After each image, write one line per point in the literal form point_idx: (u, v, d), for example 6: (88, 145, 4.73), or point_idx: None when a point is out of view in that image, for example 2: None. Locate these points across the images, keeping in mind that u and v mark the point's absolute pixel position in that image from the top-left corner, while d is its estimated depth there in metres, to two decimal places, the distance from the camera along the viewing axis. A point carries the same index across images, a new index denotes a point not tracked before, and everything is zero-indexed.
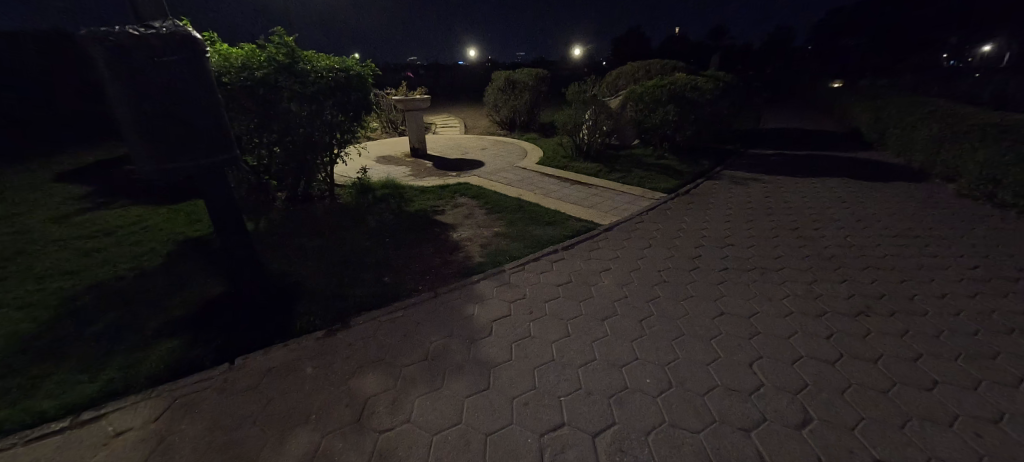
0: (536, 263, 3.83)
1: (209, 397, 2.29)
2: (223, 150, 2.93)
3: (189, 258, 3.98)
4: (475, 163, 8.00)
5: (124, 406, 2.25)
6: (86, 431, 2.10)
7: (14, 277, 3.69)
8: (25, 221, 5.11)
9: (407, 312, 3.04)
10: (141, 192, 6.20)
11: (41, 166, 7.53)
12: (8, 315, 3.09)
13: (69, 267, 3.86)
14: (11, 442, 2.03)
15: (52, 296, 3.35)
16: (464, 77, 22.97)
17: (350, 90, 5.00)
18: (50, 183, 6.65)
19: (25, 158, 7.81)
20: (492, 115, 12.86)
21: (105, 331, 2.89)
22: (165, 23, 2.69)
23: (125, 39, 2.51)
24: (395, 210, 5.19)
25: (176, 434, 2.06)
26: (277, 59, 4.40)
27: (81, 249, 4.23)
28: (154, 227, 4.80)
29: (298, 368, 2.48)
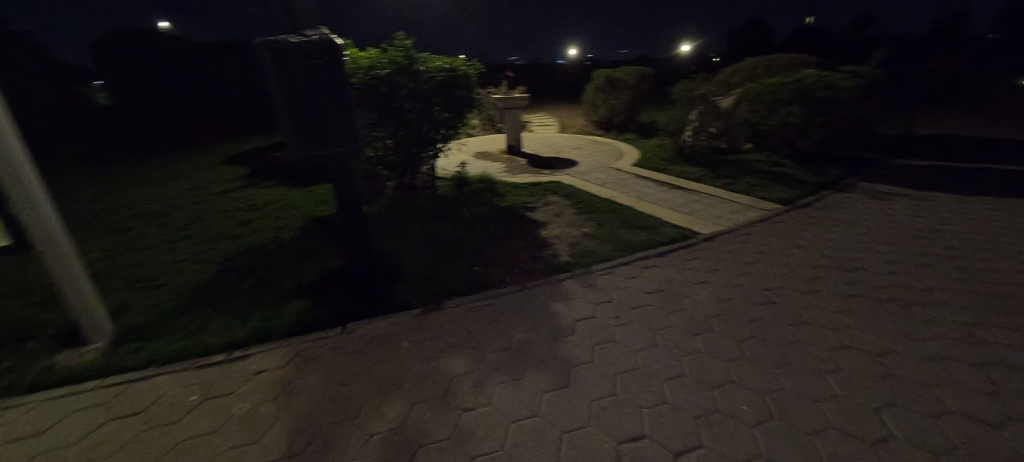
0: (624, 267, 3.71)
1: (325, 353, 2.66)
2: (352, 141, 3.34)
3: (316, 233, 4.63)
4: (568, 162, 8.00)
5: (264, 350, 2.72)
6: (236, 365, 2.59)
7: (195, 237, 4.67)
8: (203, 194, 6.41)
9: (495, 302, 3.17)
10: (284, 176, 7.34)
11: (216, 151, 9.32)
12: (189, 267, 3.94)
13: (231, 232, 4.76)
14: (187, 366, 2.60)
15: (219, 255, 4.17)
16: (561, 77, 23.03)
17: (455, 88, 5.36)
18: (222, 165, 8.23)
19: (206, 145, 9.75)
20: (588, 114, 12.70)
21: (253, 287, 3.52)
22: (316, 32, 3.17)
23: (287, 45, 3.00)
24: (489, 204, 5.43)
25: (298, 381, 2.43)
26: (397, 61, 4.88)
27: (240, 219, 5.20)
28: (292, 205, 5.69)
29: (396, 340, 2.75)
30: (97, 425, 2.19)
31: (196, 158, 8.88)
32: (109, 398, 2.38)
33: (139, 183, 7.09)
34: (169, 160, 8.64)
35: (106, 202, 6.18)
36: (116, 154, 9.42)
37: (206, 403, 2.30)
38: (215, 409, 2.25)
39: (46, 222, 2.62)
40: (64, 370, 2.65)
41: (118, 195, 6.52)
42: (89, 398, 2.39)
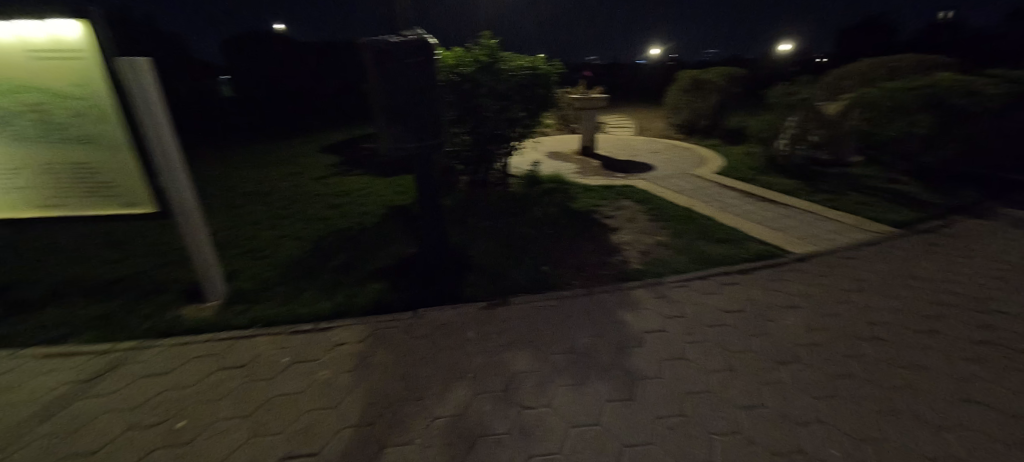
0: (700, 281, 3.48)
1: (397, 334, 2.83)
2: (435, 136, 3.49)
3: (394, 221, 4.95)
4: (644, 166, 7.69)
5: (344, 324, 2.97)
6: (321, 335, 2.86)
7: (294, 216, 5.23)
8: (302, 178, 7.16)
9: (560, 303, 3.14)
10: (370, 165, 7.95)
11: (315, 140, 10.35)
12: (288, 242, 4.43)
13: (322, 214, 5.27)
14: (281, 330, 2.93)
15: (312, 233, 4.64)
16: (642, 77, 22.20)
17: (533, 87, 5.41)
18: (318, 153, 9.13)
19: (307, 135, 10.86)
20: (668, 117, 12.10)
21: (338, 265, 3.86)
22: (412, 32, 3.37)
23: (385, 44, 3.22)
24: (559, 204, 5.40)
25: (373, 356, 2.61)
26: (480, 59, 5.04)
27: (331, 203, 5.73)
28: (375, 193, 6.14)
29: (463, 330, 2.85)
30: (210, 372, 2.59)
31: (299, 147, 9.95)
32: (220, 351, 2.78)
33: (253, 165, 8.14)
34: (277, 147, 9.77)
35: (227, 181, 7.18)
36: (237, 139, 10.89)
37: (294, 366, 2.58)
38: (301, 372, 2.52)
39: (182, 194, 3.09)
40: (189, 322, 3.14)
41: (236, 175, 7.54)
42: (205, 349, 2.81)
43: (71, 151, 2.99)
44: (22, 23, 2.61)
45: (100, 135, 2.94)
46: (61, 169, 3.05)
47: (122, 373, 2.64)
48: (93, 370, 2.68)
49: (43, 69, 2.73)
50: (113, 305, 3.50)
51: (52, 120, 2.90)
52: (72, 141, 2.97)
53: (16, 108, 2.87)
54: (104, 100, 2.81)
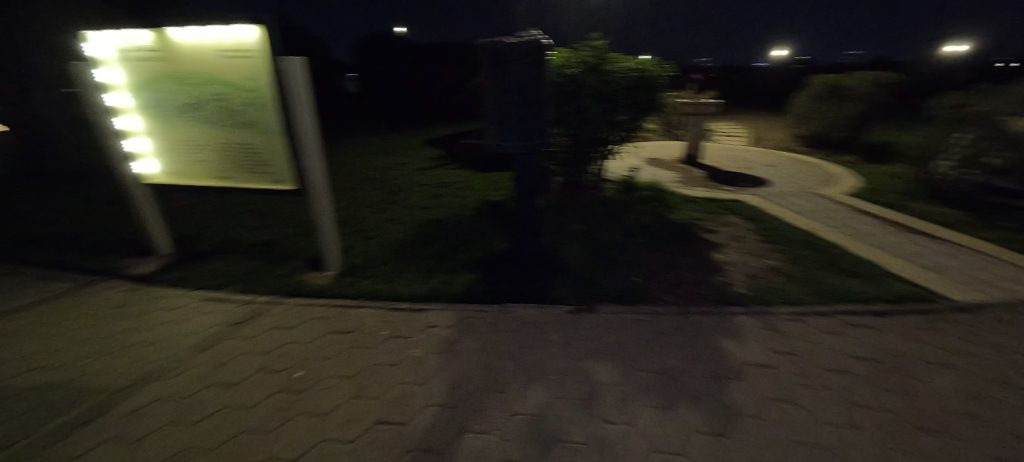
0: (820, 317, 3.03)
1: (485, 325, 2.94)
2: (538, 137, 3.53)
3: (487, 215, 5.16)
4: (757, 181, 6.96)
5: (436, 308, 3.17)
6: (416, 315, 3.09)
7: (400, 202, 5.74)
8: (410, 168, 7.81)
9: (651, 319, 2.97)
10: (469, 161, 8.38)
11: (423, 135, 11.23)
12: (393, 226, 4.87)
13: (424, 203, 5.70)
14: (382, 305, 3.23)
15: (414, 220, 5.04)
16: (762, 82, 20.08)
17: (640, 91, 5.20)
18: (425, 146, 9.88)
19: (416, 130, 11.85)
20: (792, 128, 10.78)
21: (435, 252, 4.13)
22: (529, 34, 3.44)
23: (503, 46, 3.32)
24: (655, 214, 5.14)
25: (461, 342, 2.75)
26: (587, 62, 5.00)
27: (432, 193, 6.16)
28: (472, 187, 6.45)
29: (547, 331, 2.85)
30: (323, 333, 2.99)
31: (408, 141, 10.89)
32: (332, 315, 3.18)
33: (371, 154, 9.11)
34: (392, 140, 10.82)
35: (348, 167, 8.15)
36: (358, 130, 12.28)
37: (390, 339, 2.84)
38: (395, 347, 2.76)
39: (314, 176, 3.55)
40: (311, 286, 3.62)
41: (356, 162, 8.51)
42: (321, 311, 3.24)
43: (238, 133, 3.61)
44: (216, 28, 3.21)
45: (260, 121, 3.50)
46: (230, 148, 3.71)
47: (259, 322, 3.18)
48: (240, 316, 3.29)
49: (226, 65, 3.33)
50: (257, 264, 4.18)
51: (228, 108, 3.53)
52: (240, 125, 3.58)
53: (206, 96, 3.55)
54: (266, 92, 3.34)
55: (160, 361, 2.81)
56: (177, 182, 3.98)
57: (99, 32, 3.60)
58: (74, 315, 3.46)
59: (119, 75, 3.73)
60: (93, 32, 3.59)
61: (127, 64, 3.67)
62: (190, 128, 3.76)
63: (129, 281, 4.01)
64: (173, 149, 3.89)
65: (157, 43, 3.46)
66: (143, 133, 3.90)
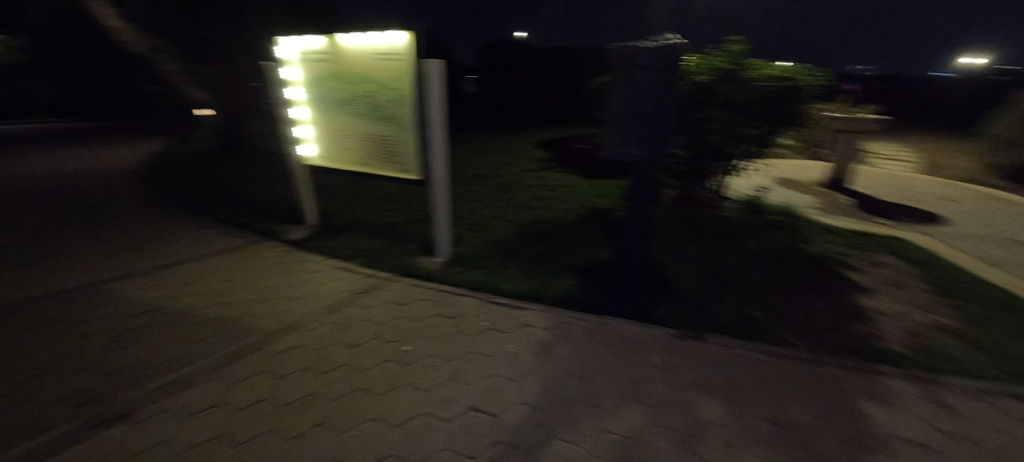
0: (1017, 399, 2.34)
1: (581, 334, 2.89)
2: (661, 146, 3.34)
3: (592, 222, 5.09)
4: (928, 216, 5.71)
5: (534, 308, 3.22)
6: (514, 312, 3.18)
7: (508, 200, 5.98)
8: (519, 168, 8.09)
9: (771, 361, 2.61)
10: (577, 166, 8.37)
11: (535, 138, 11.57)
12: (500, 222, 5.10)
13: (530, 203, 5.85)
14: (484, 298, 3.40)
15: (519, 219, 5.21)
16: (946, 95, 16.40)
17: (781, 101, 4.62)
18: (535, 149, 10.15)
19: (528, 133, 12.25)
20: (987, 154, 8.61)
21: (537, 253, 4.21)
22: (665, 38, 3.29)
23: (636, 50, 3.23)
24: (783, 241, 4.55)
25: (556, 348, 2.75)
26: (723, 67, 4.59)
27: (539, 194, 6.29)
28: (578, 192, 6.43)
29: (647, 352, 2.69)
30: (430, 314, 3.25)
31: (518, 143, 11.30)
32: (439, 299, 3.44)
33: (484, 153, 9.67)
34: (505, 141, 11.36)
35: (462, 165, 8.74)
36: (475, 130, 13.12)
37: (488, 331, 2.97)
38: (493, 339, 2.87)
39: (438, 170, 3.87)
40: (422, 269, 3.97)
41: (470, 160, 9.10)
42: (429, 294, 3.54)
43: (380, 126, 4.09)
44: (374, 34, 3.66)
45: (398, 116, 3.91)
46: (372, 138, 4.21)
47: (378, 294, 3.58)
48: (363, 286, 3.75)
49: (378, 66, 3.79)
50: (381, 242, 4.71)
51: (376, 103, 4.01)
52: (382, 119, 4.05)
53: (359, 93, 4.08)
54: (406, 90, 3.72)
55: (301, 314, 3.36)
56: (328, 165, 4.66)
57: (288, 37, 4.37)
58: (247, 266, 4.33)
59: (298, 73, 4.49)
60: (284, 38, 4.38)
61: (304, 65, 4.40)
62: (343, 119, 4.37)
63: (285, 245, 4.84)
64: (328, 137, 4.56)
65: (328, 46, 4.08)
66: (308, 122, 4.65)
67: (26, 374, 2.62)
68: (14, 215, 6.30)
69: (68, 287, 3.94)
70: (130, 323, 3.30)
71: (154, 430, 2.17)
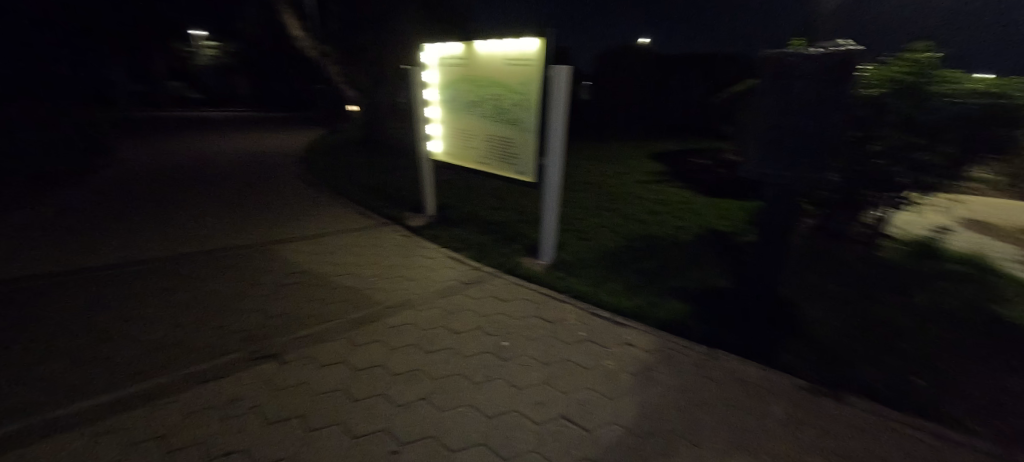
0: None
1: (687, 364, 2.65)
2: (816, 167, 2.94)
3: (709, 245, 4.70)
4: None
5: (636, 327, 3.08)
6: (616, 328, 3.08)
7: (618, 214, 5.86)
8: (632, 181, 7.87)
9: (942, 438, 2.03)
10: (697, 183, 7.81)
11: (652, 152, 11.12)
12: (608, 235, 5.02)
13: (641, 218, 5.64)
14: (586, 308, 3.37)
15: (628, 233, 5.06)
16: None
17: (992, 120, 3.57)
18: (651, 164, 9.77)
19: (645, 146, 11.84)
20: None
21: (644, 270, 4.04)
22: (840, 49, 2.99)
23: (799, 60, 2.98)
24: (967, 296, 3.65)
25: (656, 373, 2.58)
26: (904, 77, 3.95)
27: (651, 210, 6.03)
28: (696, 211, 5.99)
29: (765, 398, 2.34)
30: (530, 315, 3.32)
31: (631, 156, 10.93)
32: (539, 303, 3.50)
33: (597, 164, 9.63)
34: (619, 153, 11.15)
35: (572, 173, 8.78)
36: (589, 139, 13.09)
37: (586, 343, 2.92)
38: (590, 352, 2.82)
39: (552, 175, 3.93)
40: (526, 269, 4.08)
41: (579, 170, 9.09)
42: (530, 295, 3.63)
43: (502, 129, 4.30)
44: (509, 41, 3.85)
45: (521, 119, 4.06)
46: (493, 139, 4.45)
47: (482, 288, 3.78)
48: (469, 278, 3.99)
49: (508, 71, 3.97)
50: (489, 238, 4.95)
51: (501, 107, 4.23)
52: (505, 122, 4.25)
53: (487, 96, 4.33)
54: (532, 95, 3.83)
55: (415, 295, 3.71)
56: (451, 162, 5.04)
57: (432, 44, 4.84)
58: (375, 244, 4.92)
59: (436, 77, 4.95)
60: (429, 45, 4.86)
61: (442, 69, 4.83)
62: (470, 120, 4.68)
63: (406, 230, 5.38)
64: (454, 136, 4.94)
65: (465, 52, 4.42)
66: (439, 121, 5.09)
67: (222, 312, 3.46)
68: (221, 184, 8.13)
69: (249, 244, 4.98)
70: (288, 281, 4.03)
71: (296, 372, 2.69)
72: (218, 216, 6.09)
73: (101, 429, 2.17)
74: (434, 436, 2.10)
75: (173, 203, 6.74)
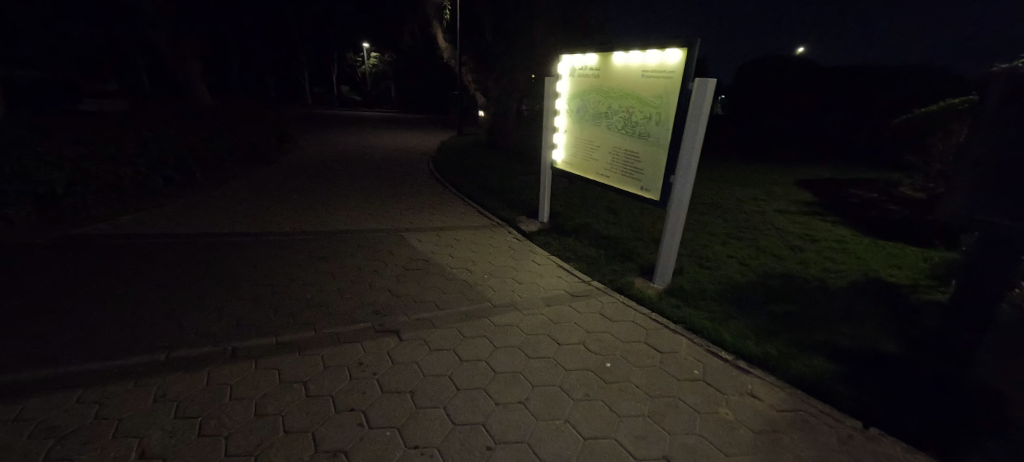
0: None
1: (827, 436, 2.21)
2: None
3: (870, 297, 3.89)
4: None
5: (764, 378, 2.68)
6: (737, 375, 2.73)
7: (750, 245, 5.24)
8: (771, 211, 6.96)
9: None
10: (859, 221, 6.55)
11: (799, 181, 9.71)
12: (736, 267, 4.52)
13: (780, 254, 4.95)
14: (703, 345, 3.06)
15: (761, 268, 4.48)
16: None
17: None
18: (797, 192, 8.52)
19: (790, 174, 10.42)
20: None
21: (780, 314, 3.51)
22: None
23: None
24: None
25: (784, 437, 2.20)
26: None
27: (793, 246, 5.25)
28: (853, 253, 5.03)
29: None
30: (638, 340, 3.14)
31: (772, 182, 9.65)
32: (649, 329, 3.29)
33: (728, 188, 8.77)
34: (757, 178, 9.97)
35: (696, 195, 8.11)
36: (721, 161, 12.02)
37: (701, 383, 2.64)
38: (704, 394, 2.53)
39: (681, 195, 3.66)
40: (638, 291, 3.87)
41: (707, 193, 8.34)
42: (640, 320, 3.43)
43: (631, 143, 4.16)
44: (650, 52, 3.68)
45: (653, 134, 3.85)
46: (619, 153, 4.34)
47: (590, 303, 3.71)
48: (577, 290, 3.95)
49: (645, 83, 3.80)
50: (602, 253, 4.83)
51: (632, 120, 4.08)
52: (636, 135, 4.08)
53: (619, 108, 4.21)
54: (670, 109, 3.60)
55: (522, 298, 3.79)
56: (574, 172, 5.04)
57: (567, 57, 4.91)
58: (489, 244, 5.17)
59: (567, 87, 4.99)
60: (564, 56, 4.92)
61: (574, 80, 4.84)
62: (597, 132, 4.62)
63: (520, 234, 5.55)
64: (580, 146, 4.92)
65: (600, 63, 4.37)
66: (566, 131, 5.14)
67: (360, 285, 4.01)
68: (370, 174, 9.46)
69: (385, 229, 5.66)
70: (413, 266, 4.48)
71: (411, 349, 2.98)
72: (365, 202, 7.08)
73: (263, 366, 2.74)
74: (529, 443, 2.10)
75: (333, 188, 8.04)
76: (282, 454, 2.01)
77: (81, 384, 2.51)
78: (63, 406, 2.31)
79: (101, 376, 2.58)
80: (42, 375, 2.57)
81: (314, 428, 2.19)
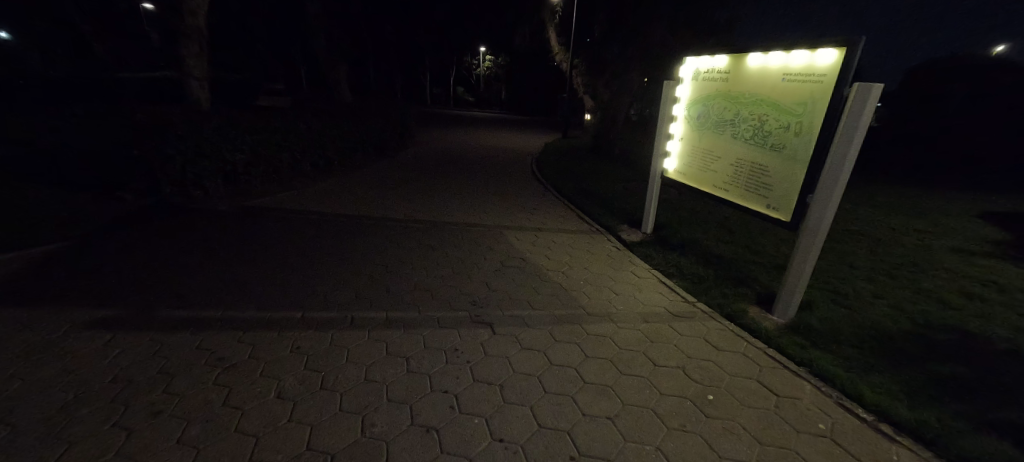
0: None
1: None
2: None
3: None
4: None
5: (914, 451, 2.18)
6: (876, 440, 2.26)
7: (905, 285, 4.34)
8: (938, 247, 5.70)
9: None
10: None
11: (985, 213, 7.75)
12: (882, 308, 3.80)
13: (947, 300, 4.02)
14: (831, 394, 2.62)
15: (918, 314, 3.69)
16: None
17: None
18: (980, 227, 6.83)
19: (972, 205, 8.37)
20: None
21: (943, 375, 2.83)
22: None
23: None
24: None
25: None
26: None
27: (968, 292, 4.23)
28: None
29: None
30: (749, 376, 2.80)
31: (943, 211, 7.81)
32: (763, 365, 2.92)
33: (878, 215, 7.39)
34: (922, 206, 8.21)
35: (833, 220, 6.99)
36: (870, 184, 10.16)
37: (827, 441, 2.24)
38: (832, 456, 2.14)
39: (818, 217, 3.16)
40: (751, 320, 3.47)
41: (848, 217, 7.13)
42: (753, 354, 3.05)
43: (760, 155, 3.72)
44: (795, 52, 3.23)
45: (791, 146, 3.37)
46: (744, 166, 3.92)
47: (694, 326, 3.42)
48: (679, 310, 3.67)
49: (784, 87, 3.37)
50: (710, 272, 4.42)
51: (763, 129, 3.64)
52: (767, 146, 3.63)
53: (749, 115, 3.79)
54: (815, 118, 3.11)
55: (618, 310, 3.64)
56: (687, 183, 4.70)
57: (690, 59, 4.59)
58: (587, 250, 5.08)
59: (689, 92, 4.66)
60: (688, 58, 4.61)
61: (698, 84, 4.49)
62: (720, 141, 4.23)
63: (620, 243, 5.37)
64: (697, 156, 4.57)
65: (729, 66, 3.99)
66: (682, 139, 4.80)
67: (461, 274, 4.26)
68: (478, 171, 10.00)
69: (487, 224, 5.93)
70: (511, 262, 4.62)
71: (503, 343, 3.07)
72: (470, 197, 7.50)
73: (375, 336, 3.07)
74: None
75: (443, 181, 8.68)
76: (383, 419, 2.21)
77: (244, 327, 3.08)
78: (228, 343, 2.87)
79: (256, 323, 3.14)
80: (217, 315, 3.23)
81: (411, 402, 2.37)
